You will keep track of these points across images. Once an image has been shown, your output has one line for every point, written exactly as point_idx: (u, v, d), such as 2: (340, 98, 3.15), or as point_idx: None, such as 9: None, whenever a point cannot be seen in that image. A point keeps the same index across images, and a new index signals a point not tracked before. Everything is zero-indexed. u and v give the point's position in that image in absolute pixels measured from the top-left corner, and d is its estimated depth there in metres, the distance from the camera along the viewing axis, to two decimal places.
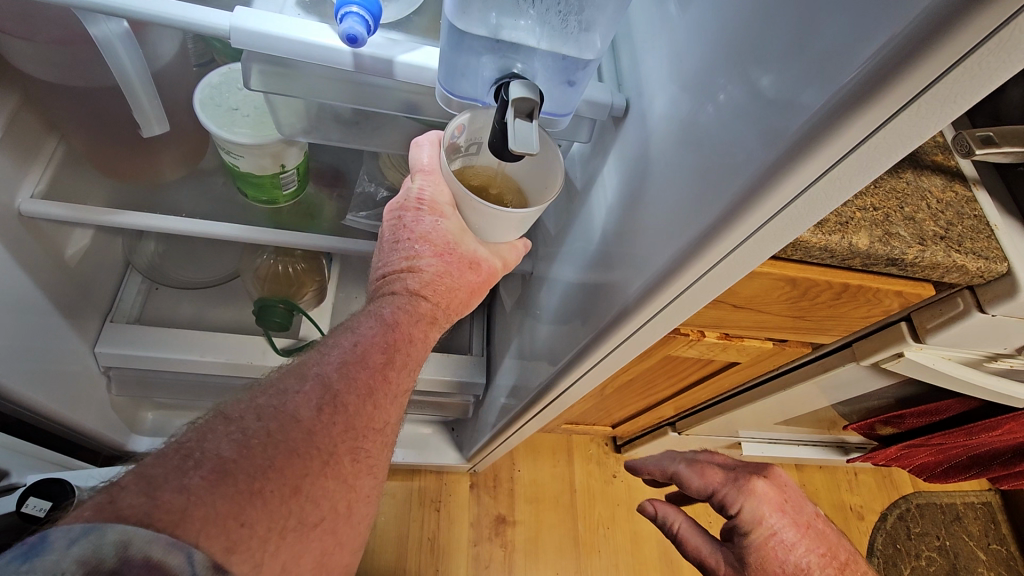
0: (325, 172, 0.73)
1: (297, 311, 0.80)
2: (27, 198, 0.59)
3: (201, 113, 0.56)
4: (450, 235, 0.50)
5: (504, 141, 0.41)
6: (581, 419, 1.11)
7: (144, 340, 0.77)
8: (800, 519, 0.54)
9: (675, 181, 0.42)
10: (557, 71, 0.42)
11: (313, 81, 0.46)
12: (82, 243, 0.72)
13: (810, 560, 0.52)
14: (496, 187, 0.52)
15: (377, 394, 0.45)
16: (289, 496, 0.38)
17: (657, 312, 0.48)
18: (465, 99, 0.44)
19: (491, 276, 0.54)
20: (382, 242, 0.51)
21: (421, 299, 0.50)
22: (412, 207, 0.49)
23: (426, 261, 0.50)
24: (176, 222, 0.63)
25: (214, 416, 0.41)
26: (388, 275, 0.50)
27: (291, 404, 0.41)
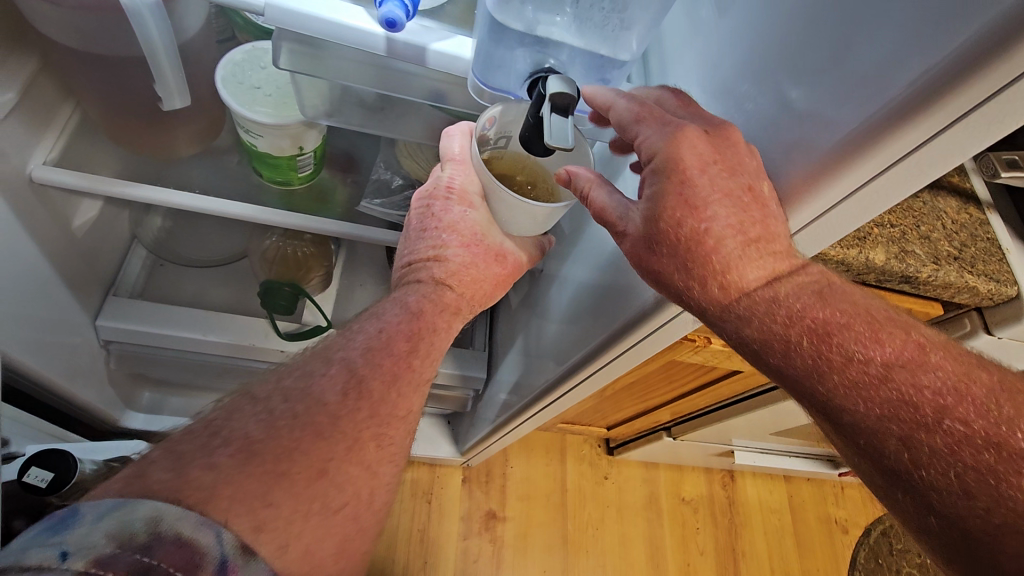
0: (338, 158, 0.72)
1: (303, 295, 0.79)
2: (39, 165, 0.58)
3: (223, 90, 0.55)
4: (479, 227, 0.51)
5: (536, 133, 0.42)
6: (577, 419, 1.12)
7: (147, 316, 0.76)
8: (728, 182, 0.36)
9: None
10: (592, 69, 0.44)
11: (341, 63, 0.46)
12: (90, 214, 0.71)
13: (716, 228, 0.37)
14: (526, 174, 0.51)
15: (400, 382, 0.45)
16: (315, 478, 0.38)
17: (670, 319, 0.48)
18: (500, 91, 0.45)
19: (516, 268, 0.56)
20: (410, 230, 0.53)
21: (447, 288, 0.51)
22: (441, 196, 0.50)
23: (454, 250, 0.51)
24: (183, 197, 0.62)
25: (240, 396, 0.42)
26: (415, 264, 0.52)
27: (317, 388, 0.42)
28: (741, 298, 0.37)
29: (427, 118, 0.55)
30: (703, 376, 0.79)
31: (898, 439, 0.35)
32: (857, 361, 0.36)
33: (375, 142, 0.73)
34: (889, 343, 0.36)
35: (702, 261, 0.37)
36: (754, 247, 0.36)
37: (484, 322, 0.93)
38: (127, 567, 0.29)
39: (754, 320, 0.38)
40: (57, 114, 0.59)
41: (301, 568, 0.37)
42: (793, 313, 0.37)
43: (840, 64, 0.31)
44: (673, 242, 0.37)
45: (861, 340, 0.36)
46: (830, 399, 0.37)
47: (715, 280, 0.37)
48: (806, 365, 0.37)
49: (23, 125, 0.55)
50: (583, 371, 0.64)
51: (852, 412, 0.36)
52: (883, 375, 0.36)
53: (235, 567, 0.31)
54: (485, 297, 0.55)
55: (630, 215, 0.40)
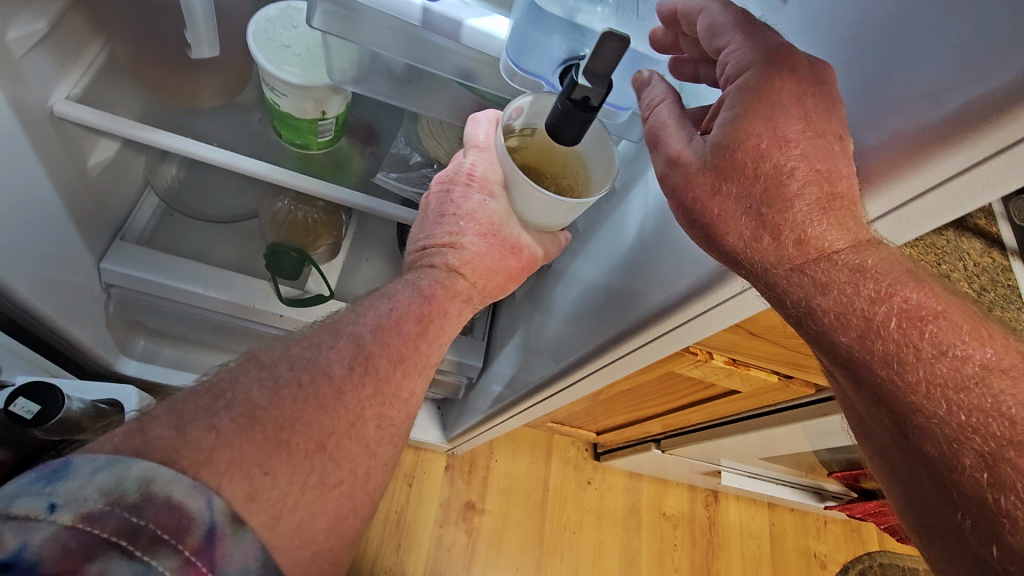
0: (360, 129, 0.71)
1: (309, 262, 0.78)
2: (62, 99, 0.57)
3: (253, 44, 0.54)
4: (498, 217, 0.52)
5: (565, 121, 0.42)
6: (567, 420, 1.10)
7: (154, 264, 0.76)
8: (822, 121, 0.31)
9: None
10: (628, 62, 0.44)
11: (375, 29, 0.45)
12: (106, 155, 0.70)
13: (801, 170, 0.31)
14: (547, 160, 0.50)
15: (407, 361, 0.46)
16: (314, 451, 0.38)
17: (668, 329, 0.48)
18: (531, 77, 0.44)
19: (531, 261, 0.56)
20: (427, 213, 0.54)
21: (460, 277, 0.52)
22: (461, 182, 0.51)
23: (471, 238, 0.52)
24: (205, 149, 0.62)
25: (247, 358, 0.41)
26: (430, 248, 0.53)
27: (324, 359, 0.42)
28: (822, 262, 0.32)
29: (456, 99, 0.54)
30: (699, 393, 0.78)
31: (978, 453, 0.30)
32: (949, 355, 0.31)
33: (400, 118, 0.73)
34: (990, 346, 0.31)
35: (780, 206, 0.32)
36: (835, 206, 0.31)
37: (487, 312, 0.92)
38: (114, 524, 0.29)
39: (834, 292, 0.32)
40: (85, 51, 0.59)
41: (292, 541, 0.36)
42: (880, 289, 0.32)
43: (878, 89, 0.29)
44: (746, 182, 0.33)
45: (960, 334, 0.31)
46: (908, 392, 0.32)
47: (793, 235, 0.32)
48: (882, 351, 0.32)
49: (49, 57, 0.55)
50: (577, 372, 0.64)
51: (928, 412, 0.31)
52: (977, 378, 0.31)
53: (223, 535, 0.31)
54: (495, 288, 0.56)
55: (696, 142, 0.35)
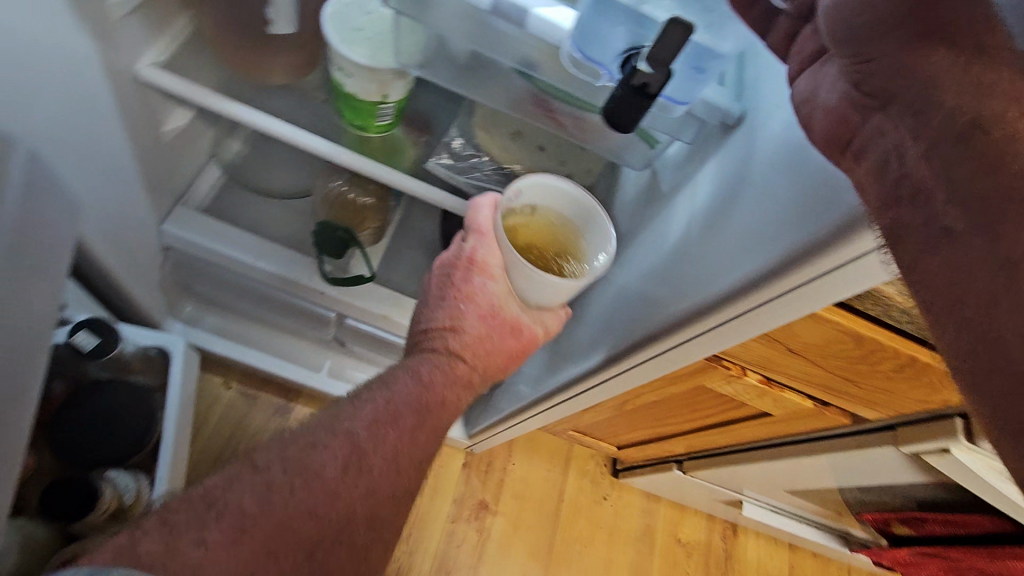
0: (416, 118, 0.74)
1: (354, 243, 0.80)
2: (147, 66, 0.62)
3: (328, 27, 0.57)
4: (497, 300, 0.58)
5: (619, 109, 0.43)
6: (588, 430, 1.09)
7: (210, 231, 0.80)
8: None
9: (768, 194, 0.39)
10: (689, 55, 0.43)
11: (445, 12, 0.47)
12: (179, 123, 0.75)
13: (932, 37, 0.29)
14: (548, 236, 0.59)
15: (401, 459, 0.53)
16: (302, 560, 0.45)
17: (699, 334, 0.48)
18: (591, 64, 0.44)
19: (531, 340, 0.62)
20: (431, 297, 0.60)
21: (460, 359, 0.59)
22: (463, 266, 0.57)
23: (470, 322, 0.58)
24: (271, 122, 0.66)
25: (243, 462, 0.48)
26: (432, 331, 0.59)
27: (317, 461, 0.48)
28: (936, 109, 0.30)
29: (513, 89, 0.56)
30: (728, 412, 0.76)
31: None
32: None
33: (455, 113, 0.75)
34: None
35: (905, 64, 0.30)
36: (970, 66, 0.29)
37: None
38: None
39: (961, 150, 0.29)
40: (171, 22, 0.63)
41: None
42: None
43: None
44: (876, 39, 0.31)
45: None
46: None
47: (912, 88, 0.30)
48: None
49: (140, 25, 0.59)
50: (617, 365, 0.60)
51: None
52: None
53: None
54: (492, 367, 0.62)
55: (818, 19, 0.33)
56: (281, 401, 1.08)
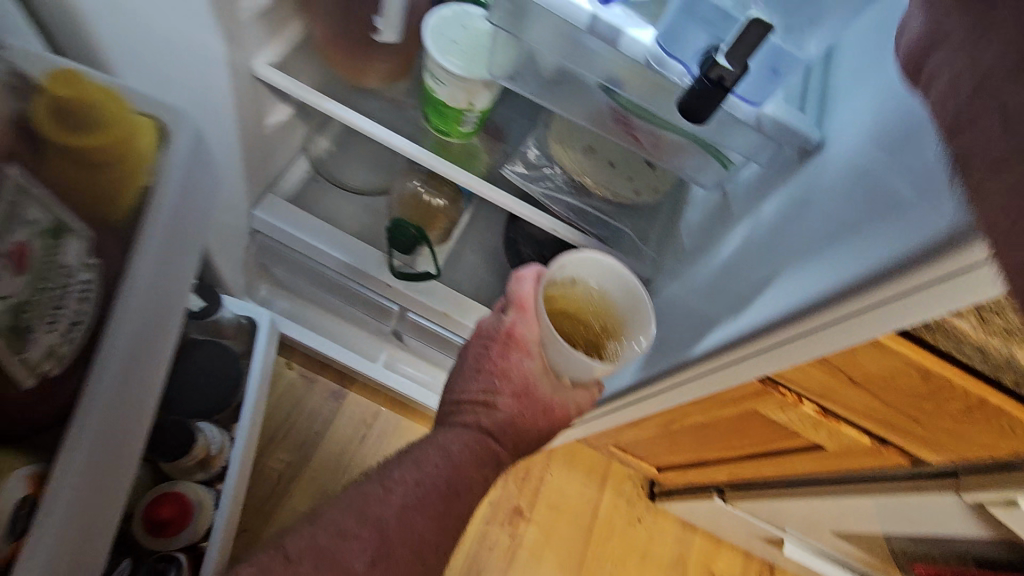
0: (495, 128, 0.78)
1: (423, 241, 0.84)
2: (263, 65, 0.68)
3: (428, 38, 0.62)
4: (530, 377, 0.61)
5: (694, 101, 0.44)
6: (629, 448, 1.09)
7: (295, 220, 0.86)
8: None
9: (830, 213, 0.42)
10: (767, 59, 0.45)
11: (541, 30, 0.50)
12: (280, 118, 0.82)
13: None
14: (582, 305, 0.64)
15: (423, 552, 0.58)
16: None
17: (768, 348, 0.49)
18: (672, 63, 0.47)
19: (562, 418, 0.65)
20: (467, 368, 0.64)
21: (490, 437, 0.62)
22: (500, 341, 0.61)
23: (502, 401, 0.61)
24: (365, 123, 0.71)
25: (280, 549, 0.54)
26: (465, 404, 0.63)
27: (345, 556, 0.55)
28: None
29: (594, 104, 0.58)
30: (778, 441, 0.75)
31: None
32: None
33: (532, 126, 0.78)
34: None
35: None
36: None
37: None
38: None
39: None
40: (287, 27, 0.70)
41: None
42: None
43: None
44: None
45: None
46: None
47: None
48: None
49: (262, 28, 0.65)
50: (706, 364, 0.58)
51: None
52: None
53: None
54: (521, 444, 0.65)
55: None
56: (336, 387, 1.13)
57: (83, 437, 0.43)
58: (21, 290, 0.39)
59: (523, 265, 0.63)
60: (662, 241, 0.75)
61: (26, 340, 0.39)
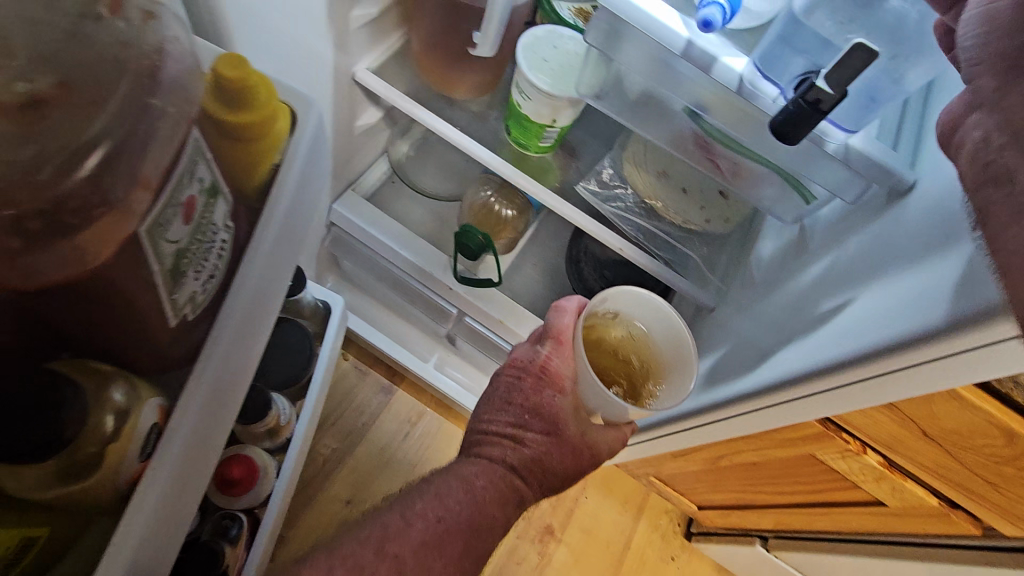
0: (571, 146, 0.80)
1: (489, 249, 0.87)
2: (362, 70, 0.73)
3: (521, 54, 0.65)
4: (563, 415, 0.59)
5: (786, 126, 0.45)
6: (670, 481, 1.06)
7: (370, 217, 0.91)
8: None
9: (896, 263, 0.42)
10: (865, 89, 0.45)
11: (635, 52, 0.52)
12: (369, 120, 0.87)
13: None
14: (622, 343, 0.63)
15: None
16: None
17: (819, 393, 0.49)
18: (767, 87, 0.48)
19: (592, 463, 0.62)
20: (493, 400, 0.61)
21: (516, 476, 0.57)
22: (534, 374, 0.60)
23: (530, 438, 0.58)
24: (450, 130, 0.75)
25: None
26: (490, 436, 0.59)
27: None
28: None
29: (676, 128, 0.59)
30: (834, 492, 0.72)
31: None
32: None
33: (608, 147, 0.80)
34: None
35: None
36: None
37: None
38: None
39: None
40: (388, 36, 0.74)
41: None
42: None
43: None
44: None
45: None
46: None
47: None
48: None
49: (367, 36, 0.70)
50: (754, 402, 0.57)
51: None
52: None
53: None
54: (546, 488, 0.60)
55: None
56: (386, 381, 1.16)
57: (193, 405, 0.39)
58: (184, 237, 0.34)
59: (564, 297, 0.65)
60: (729, 270, 0.74)
61: (179, 281, 0.35)
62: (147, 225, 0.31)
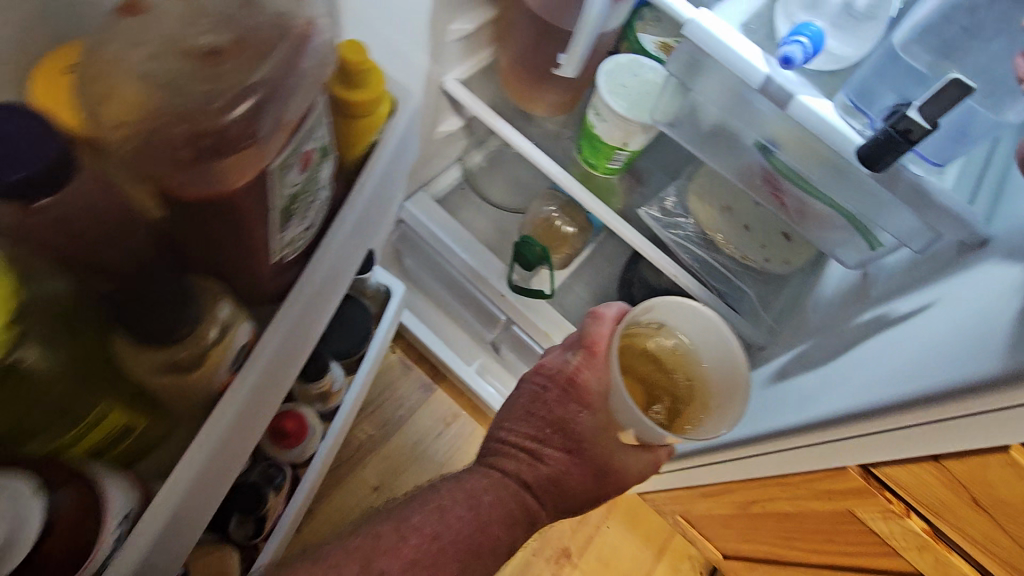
0: (639, 172, 0.82)
1: (546, 262, 0.89)
2: (451, 80, 0.79)
3: (602, 78, 0.68)
4: (586, 435, 0.59)
5: (876, 152, 0.44)
6: (696, 523, 1.04)
7: (437, 218, 0.96)
8: None
9: (951, 314, 0.42)
10: (955, 125, 0.44)
11: (715, 84, 0.54)
12: (450, 128, 0.92)
13: None
14: (665, 357, 0.62)
15: None
16: None
17: (860, 437, 0.48)
18: (859, 114, 0.48)
19: (611, 487, 0.62)
20: (517, 410, 0.62)
21: (529, 493, 0.58)
22: (561, 386, 0.60)
23: (550, 453, 0.59)
24: (525, 144, 0.79)
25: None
26: (508, 448, 0.60)
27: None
28: None
29: (745, 163, 0.61)
30: (870, 557, 0.68)
31: None
32: None
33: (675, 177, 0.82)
34: None
35: None
36: None
37: None
38: None
39: None
40: (480, 52, 0.80)
41: None
42: None
43: None
44: None
45: None
46: None
47: None
48: None
49: (461, 49, 0.76)
50: (795, 436, 0.56)
51: None
52: None
53: None
54: (560, 508, 0.61)
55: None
56: (428, 379, 1.20)
57: (278, 330, 0.44)
58: (300, 183, 0.39)
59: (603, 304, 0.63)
60: (783, 312, 0.74)
61: (288, 221, 0.40)
62: (278, 163, 0.35)
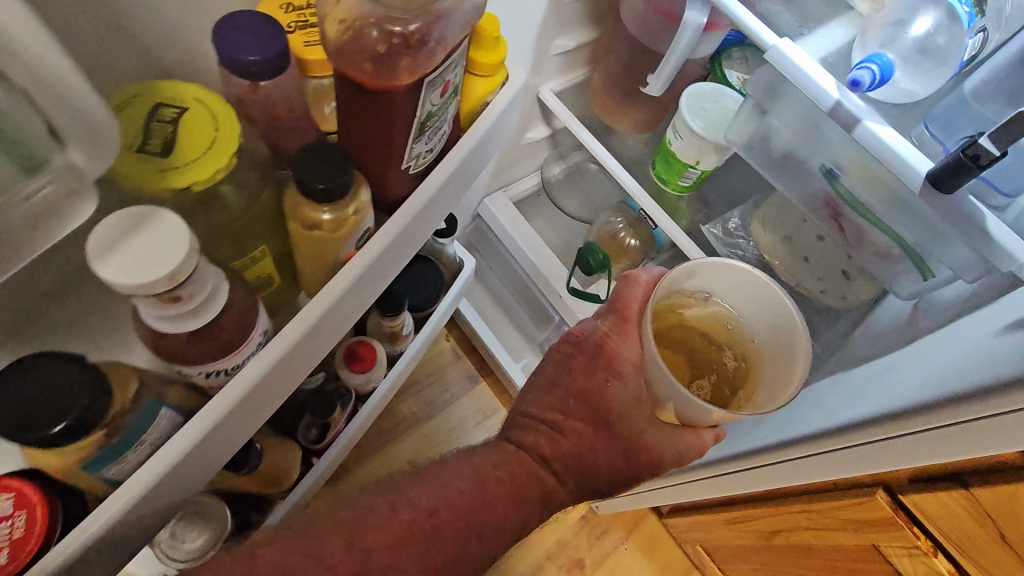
0: (708, 195, 0.87)
1: (606, 268, 0.94)
2: (546, 90, 0.87)
3: (684, 100, 0.74)
4: (615, 405, 0.58)
5: (946, 174, 0.47)
6: (717, 555, 1.04)
7: (511, 216, 1.04)
8: None
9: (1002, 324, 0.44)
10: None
11: (790, 109, 0.58)
12: (536, 136, 1.01)
13: None
14: (708, 327, 0.62)
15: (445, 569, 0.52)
16: None
17: (893, 440, 0.49)
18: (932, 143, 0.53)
19: (635, 472, 0.60)
20: (540, 382, 0.62)
21: (546, 467, 0.58)
22: (589, 352, 0.59)
23: (572, 425, 0.58)
24: (605, 154, 0.86)
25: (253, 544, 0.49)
26: (527, 419, 0.60)
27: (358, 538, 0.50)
28: None
29: (811, 190, 0.65)
30: None
31: None
32: None
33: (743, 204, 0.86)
34: None
35: None
36: None
37: None
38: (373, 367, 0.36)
39: None
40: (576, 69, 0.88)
41: None
42: None
43: None
44: None
45: None
46: None
47: None
48: None
49: (561, 63, 0.84)
50: (820, 444, 0.57)
51: None
52: None
53: None
54: (581, 488, 0.60)
55: None
56: (475, 371, 1.26)
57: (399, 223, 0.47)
58: (437, 105, 0.45)
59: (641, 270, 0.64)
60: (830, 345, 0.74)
61: (422, 133, 0.46)
62: (435, 73, 0.42)
